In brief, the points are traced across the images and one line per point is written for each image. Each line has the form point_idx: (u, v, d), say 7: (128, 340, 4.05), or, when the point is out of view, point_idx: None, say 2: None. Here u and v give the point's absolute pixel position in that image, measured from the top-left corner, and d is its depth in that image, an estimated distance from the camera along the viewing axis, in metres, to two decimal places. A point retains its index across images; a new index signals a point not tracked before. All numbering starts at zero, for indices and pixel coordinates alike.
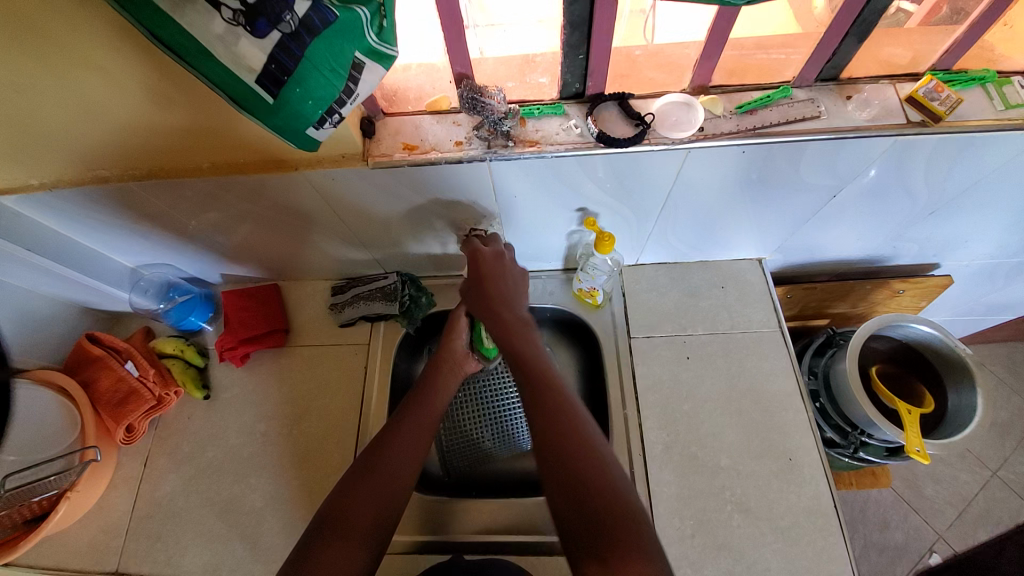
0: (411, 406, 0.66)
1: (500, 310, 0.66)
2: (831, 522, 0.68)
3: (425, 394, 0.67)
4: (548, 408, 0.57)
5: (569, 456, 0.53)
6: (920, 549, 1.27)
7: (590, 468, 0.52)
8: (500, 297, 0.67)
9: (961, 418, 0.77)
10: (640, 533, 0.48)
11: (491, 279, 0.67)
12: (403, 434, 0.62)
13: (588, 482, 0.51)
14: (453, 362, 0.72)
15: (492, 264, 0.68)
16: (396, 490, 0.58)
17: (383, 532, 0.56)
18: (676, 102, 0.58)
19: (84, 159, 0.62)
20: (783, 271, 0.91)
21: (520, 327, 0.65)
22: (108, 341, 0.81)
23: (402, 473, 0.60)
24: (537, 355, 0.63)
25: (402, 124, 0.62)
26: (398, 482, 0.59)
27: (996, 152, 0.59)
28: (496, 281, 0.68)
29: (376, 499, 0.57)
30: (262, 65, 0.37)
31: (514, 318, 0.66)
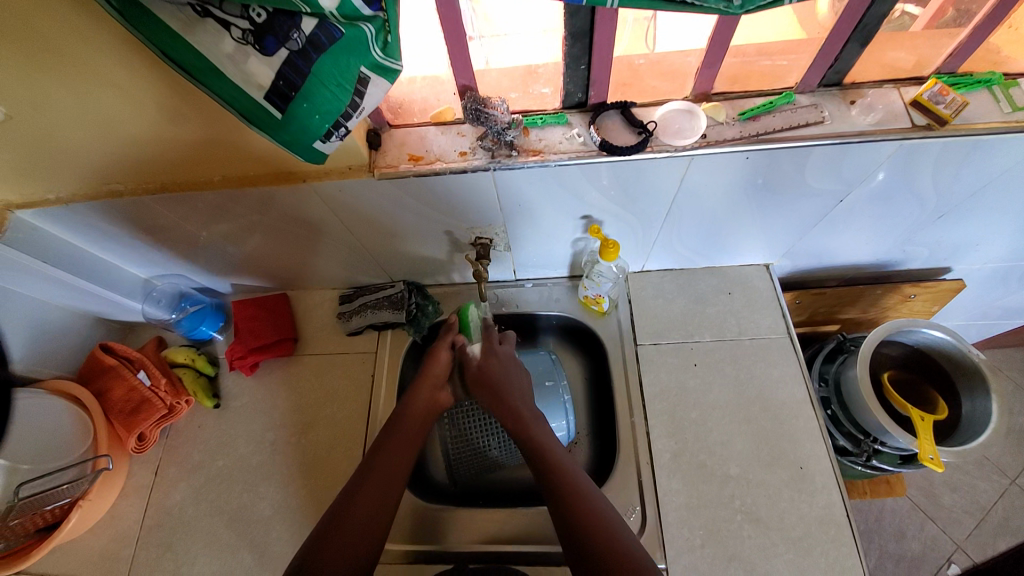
0: (399, 424, 0.67)
1: (513, 401, 0.69)
2: (844, 532, 0.67)
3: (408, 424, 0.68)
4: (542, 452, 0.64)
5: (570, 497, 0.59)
6: (938, 560, 1.24)
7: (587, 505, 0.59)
8: (510, 395, 0.70)
9: (976, 426, 0.75)
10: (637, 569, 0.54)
11: (501, 382, 0.70)
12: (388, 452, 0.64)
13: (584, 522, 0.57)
14: (431, 390, 0.71)
15: (495, 364, 0.72)
16: (385, 502, 0.61)
17: (376, 542, 0.59)
18: (678, 109, 0.59)
19: (100, 175, 0.63)
20: (790, 277, 0.91)
21: (532, 418, 0.68)
22: (121, 351, 0.83)
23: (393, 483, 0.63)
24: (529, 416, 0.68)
25: (407, 135, 0.63)
26: (389, 487, 0.62)
27: (1004, 155, 0.59)
28: (506, 373, 0.72)
29: (370, 512, 0.60)
30: (270, 82, 0.39)
31: (528, 409, 0.69)
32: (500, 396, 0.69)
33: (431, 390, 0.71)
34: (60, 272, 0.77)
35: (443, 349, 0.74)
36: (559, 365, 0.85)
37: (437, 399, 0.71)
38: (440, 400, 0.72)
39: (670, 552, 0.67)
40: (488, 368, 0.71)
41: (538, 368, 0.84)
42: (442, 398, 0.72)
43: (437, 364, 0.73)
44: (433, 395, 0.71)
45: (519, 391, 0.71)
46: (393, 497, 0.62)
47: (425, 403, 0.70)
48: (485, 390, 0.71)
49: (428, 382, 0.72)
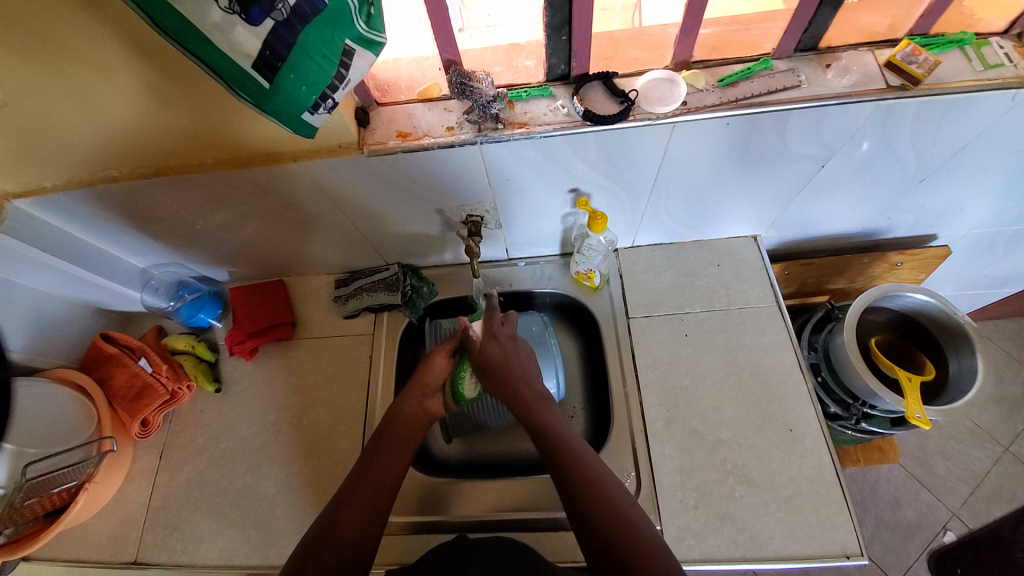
0: (389, 431, 0.68)
1: (519, 386, 0.67)
2: (834, 491, 0.69)
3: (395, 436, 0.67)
4: (544, 429, 0.64)
5: (580, 474, 0.59)
6: (934, 527, 1.27)
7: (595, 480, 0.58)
8: (512, 378, 0.68)
9: (962, 384, 0.77)
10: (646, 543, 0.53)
11: (502, 366, 0.68)
12: (379, 459, 0.65)
13: (592, 499, 0.57)
14: (420, 399, 0.70)
15: (495, 345, 0.70)
16: (376, 510, 0.62)
17: (376, 526, 0.61)
18: (659, 78, 0.60)
19: (94, 160, 0.64)
20: (779, 248, 0.92)
21: (539, 399, 0.67)
22: (121, 340, 0.84)
23: (383, 490, 0.64)
24: (535, 394, 0.67)
25: (395, 113, 0.64)
26: (380, 485, 0.64)
27: (980, 114, 0.60)
28: (509, 355, 0.70)
29: (363, 519, 0.60)
30: (257, 52, 0.39)
31: (532, 387, 0.68)
32: (501, 381, 0.68)
33: (418, 400, 0.70)
34: (61, 263, 0.78)
35: (441, 355, 0.71)
36: (550, 331, 0.85)
37: (425, 406, 0.70)
38: (431, 408, 0.70)
39: (665, 514, 0.69)
40: (488, 355, 0.69)
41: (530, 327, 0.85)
42: (430, 405, 0.70)
43: (430, 372, 0.71)
44: (420, 404, 0.70)
45: (521, 374, 0.69)
46: (383, 505, 0.63)
47: (415, 411, 0.69)
48: (487, 374, 0.69)
49: (416, 393, 0.70)
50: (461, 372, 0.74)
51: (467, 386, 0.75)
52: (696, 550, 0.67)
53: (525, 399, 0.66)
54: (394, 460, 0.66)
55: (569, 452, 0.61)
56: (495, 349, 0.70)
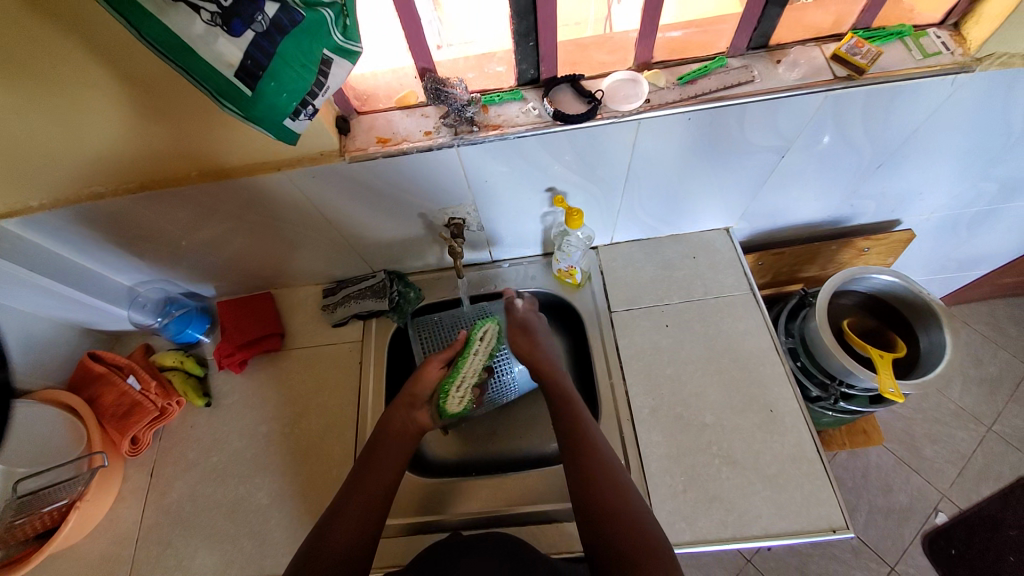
0: (384, 440, 0.70)
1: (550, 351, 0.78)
2: (816, 467, 0.71)
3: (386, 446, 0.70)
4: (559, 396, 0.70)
5: (590, 464, 0.61)
6: (925, 510, 1.29)
7: (600, 470, 0.61)
8: (548, 347, 0.78)
9: (933, 359, 0.81)
10: (642, 535, 0.55)
11: (539, 333, 0.79)
12: (374, 463, 0.68)
13: (597, 490, 0.59)
14: (408, 410, 0.73)
15: (533, 318, 0.82)
16: (372, 514, 0.63)
17: (374, 527, 0.62)
18: (622, 79, 0.64)
19: (80, 178, 0.66)
20: (752, 239, 0.96)
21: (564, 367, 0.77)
22: (109, 359, 0.84)
23: (375, 496, 0.65)
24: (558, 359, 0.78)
25: (374, 120, 0.67)
26: (371, 489, 0.65)
27: (925, 99, 0.65)
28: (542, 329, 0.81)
29: (357, 523, 0.62)
30: (239, 61, 0.41)
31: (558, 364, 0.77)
32: (537, 344, 0.77)
33: (407, 411, 0.74)
34: (43, 280, 0.78)
35: (433, 364, 0.76)
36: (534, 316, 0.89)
37: (413, 417, 0.73)
38: (418, 419, 0.73)
39: (656, 500, 0.70)
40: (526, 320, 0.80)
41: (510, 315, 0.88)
42: (418, 416, 0.73)
43: (420, 382, 0.75)
44: (409, 415, 0.73)
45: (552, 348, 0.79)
46: (380, 511, 0.64)
47: (402, 423, 0.72)
48: (526, 334, 0.78)
49: (404, 405, 0.74)
50: (451, 385, 0.76)
51: (451, 401, 0.77)
52: (687, 532, 0.68)
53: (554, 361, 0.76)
54: (391, 465, 0.68)
55: (585, 440, 0.64)
56: (532, 319, 0.81)
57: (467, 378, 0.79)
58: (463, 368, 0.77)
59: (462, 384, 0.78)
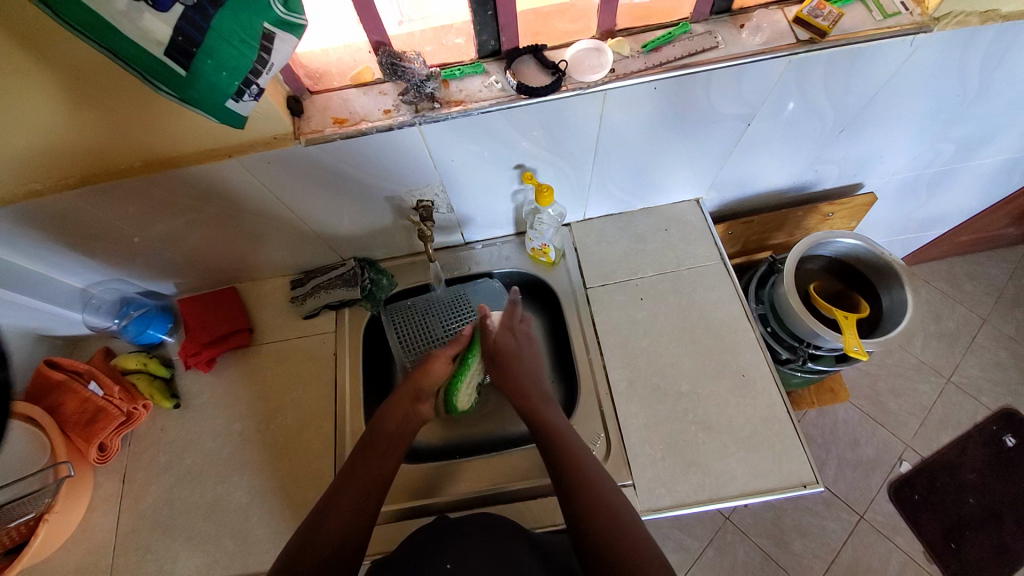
0: (379, 430, 0.69)
1: (525, 378, 0.74)
2: (786, 427, 0.73)
3: (384, 440, 0.68)
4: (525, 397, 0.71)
5: (566, 455, 0.63)
6: (891, 460, 1.36)
7: (586, 471, 0.62)
8: (519, 376, 0.74)
9: (895, 317, 0.84)
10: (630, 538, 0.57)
11: (513, 360, 0.75)
12: (374, 452, 0.67)
13: (585, 496, 0.60)
14: (411, 403, 0.72)
15: (510, 340, 0.76)
16: (366, 507, 0.62)
17: (371, 507, 0.63)
18: (586, 48, 0.62)
19: (13, 174, 0.60)
20: (721, 210, 0.97)
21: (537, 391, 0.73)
22: (68, 365, 0.80)
23: (370, 483, 0.64)
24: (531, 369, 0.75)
25: (329, 100, 0.64)
26: (374, 478, 0.65)
27: (886, 61, 0.65)
28: (518, 358, 0.75)
29: (352, 511, 0.61)
30: (168, 38, 0.38)
31: (538, 392, 0.73)
32: (512, 373, 0.74)
33: (410, 403, 0.72)
34: None
35: (443, 358, 0.73)
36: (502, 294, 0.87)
37: (417, 410, 0.72)
38: (422, 413, 0.72)
39: (636, 469, 0.72)
40: (499, 351, 0.75)
41: (484, 296, 0.86)
42: (422, 409, 0.72)
43: (430, 375, 0.73)
44: (412, 408, 0.71)
45: (529, 376, 0.74)
46: (376, 501, 0.63)
47: (404, 414, 0.71)
48: (496, 366, 0.75)
49: (407, 397, 0.72)
50: (461, 382, 0.77)
51: (461, 396, 0.79)
52: (667, 497, 0.70)
53: (526, 372, 0.74)
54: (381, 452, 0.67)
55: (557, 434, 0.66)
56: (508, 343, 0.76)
57: (474, 374, 0.79)
58: (472, 366, 0.77)
59: (470, 381, 0.79)
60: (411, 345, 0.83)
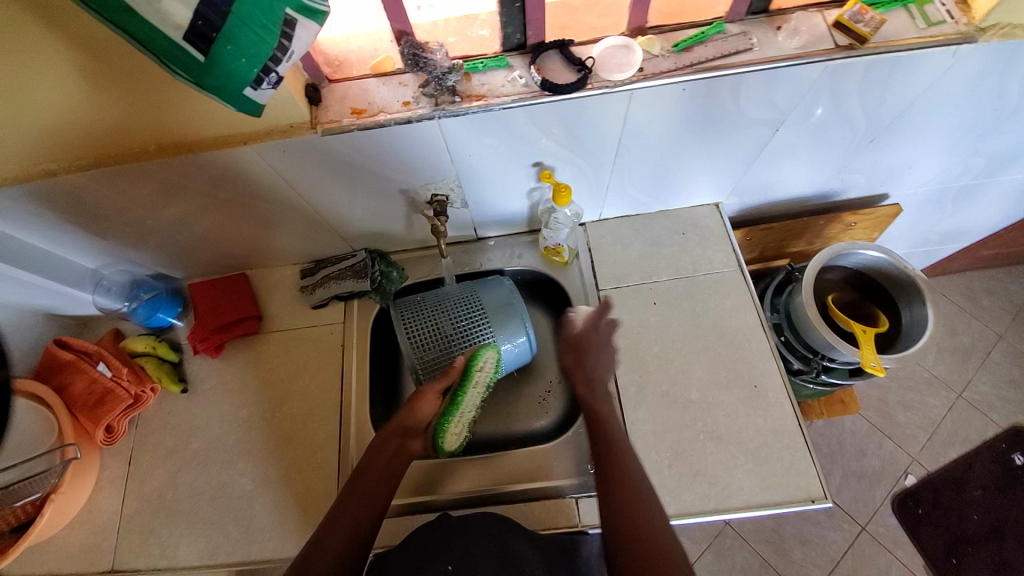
0: (371, 463, 0.67)
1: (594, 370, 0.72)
2: (796, 441, 0.72)
3: (374, 476, 0.66)
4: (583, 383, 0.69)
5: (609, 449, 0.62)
6: (896, 473, 1.35)
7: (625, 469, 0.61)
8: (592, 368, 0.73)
9: (914, 333, 0.82)
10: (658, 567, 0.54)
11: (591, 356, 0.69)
12: (366, 481, 0.66)
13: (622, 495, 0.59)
14: (400, 440, 0.69)
15: (592, 336, 0.70)
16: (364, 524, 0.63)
17: (376, 511, 0.65)
18: (615, 45, 0.60)
19: (30, 153, 0.60)
20: (740, 215, 0.94)
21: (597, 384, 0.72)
22: (78, 345, 0.80)
23: (372, 492, 0.65)
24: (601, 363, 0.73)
25: (348, 89, 0.62)
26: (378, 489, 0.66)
27: (923, 71, 0.62)
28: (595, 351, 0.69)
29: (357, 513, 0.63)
30: (188, 22, 0.37)
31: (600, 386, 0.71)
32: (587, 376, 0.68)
33: (399, 440, 0.69)
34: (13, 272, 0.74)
35: (430, 396, 0.71)
36: (516, 299, 0.82)
37: (406, 446, 0.70)
38: (411, 450, 0.70)
39: None
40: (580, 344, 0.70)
41: (497, 300, 0.81)
42: (411, 446, 0.70)
43: (416, 413, 0.70)
44: (401, 445, 0.69)
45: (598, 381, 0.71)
46: (382, 500, 0.65)
47: (394, 451, 0.68)
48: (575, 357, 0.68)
49: (396, 435, 0.69)
50: (449, 423, 0.72)
51: (449, 438, 0.73)
52: (671, 505, 0.69)
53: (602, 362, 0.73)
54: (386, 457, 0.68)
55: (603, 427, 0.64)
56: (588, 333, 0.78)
57: (464, 414, 0.74)
58: (462, 403, 0.72)
59: (460, 419, 0.74)
60: (422, 341, 0.79)
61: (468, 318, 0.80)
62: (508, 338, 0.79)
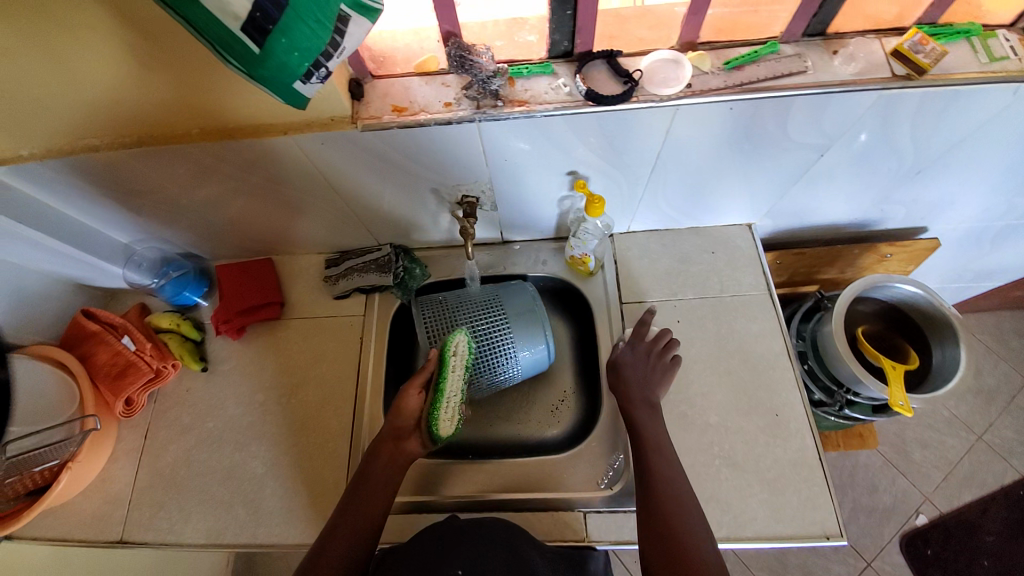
0: (375, 468, 0.67)
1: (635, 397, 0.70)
2: (816, 474, 0.70)
3: (379, 481, 0.66)
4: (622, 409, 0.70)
5: (648, 477, 0.63)
6: (907, 511, 1.31)
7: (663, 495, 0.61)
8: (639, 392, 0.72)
9: (945, 374, 0.79)
10: None
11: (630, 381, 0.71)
12: (371, 482, 0.66)
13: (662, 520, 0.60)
14: (394, 443, 0.69)
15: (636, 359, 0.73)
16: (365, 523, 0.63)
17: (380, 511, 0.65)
18: (665, 59, 0.59)
19: (76, 127, 0.61)
20: (772, 238, 0.92)
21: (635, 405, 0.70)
22: (104, 317, 0.81)
23: (380, 490, 0.66)
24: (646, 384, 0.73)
25: (390, 86, 0.62)
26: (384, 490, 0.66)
27: (981, 107, 0.60)
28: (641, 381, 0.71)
29: (365, 512, 0.64)
30: (247, 13, 0.37)
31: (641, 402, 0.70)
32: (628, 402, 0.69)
33: (394, 444, 0.69)
34: (53, 242, 0.77)
35: (412, 390, 0.71)
36: (539, 308, 0.80)
37: (401, 449, 0.68)
38: (407, 450, 0.68)
39: None
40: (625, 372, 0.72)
41: (519, 305, 0.80)
42: (407, 447, 0.69)
43: (403, 411, 0.70)
44: (397, 448, 0.68)
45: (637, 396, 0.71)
46: (388, 497, 0.66)
47: (390, 458, 0.68)
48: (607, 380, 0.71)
49: (390, 438, 0.69)
50: (438, 409, 0.69)
51: (442, 425, 0.70)
52: None
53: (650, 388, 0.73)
54: (384, 461, 0.68)
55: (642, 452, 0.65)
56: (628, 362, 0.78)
57: (454, 397, 0.71)
58: (445, 389, 0.70)
59: (450, 404, 0.71)
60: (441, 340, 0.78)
61: (492, 317, 0.79)
62: (529, 345, 0.79)
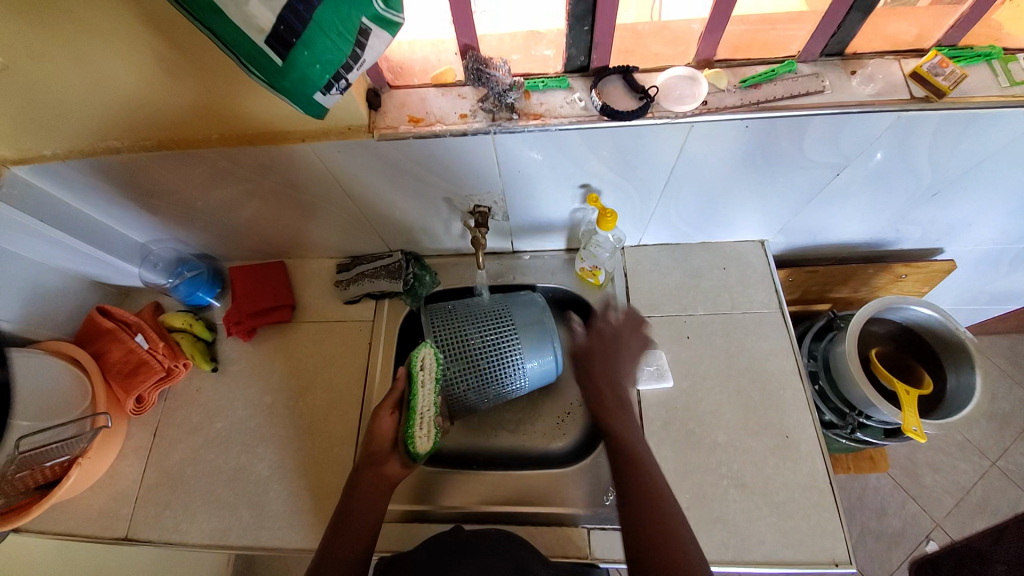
0: (378, 475, 0.67)
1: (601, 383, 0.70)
2: (826, 498, 0.69)
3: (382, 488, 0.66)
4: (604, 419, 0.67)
5: None
6: (917, 536, 1.28)
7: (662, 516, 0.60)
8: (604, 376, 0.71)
9: (960, 400, 0.78)
10: None
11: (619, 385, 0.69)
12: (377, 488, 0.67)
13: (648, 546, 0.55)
14: (371, 470, 0.67)
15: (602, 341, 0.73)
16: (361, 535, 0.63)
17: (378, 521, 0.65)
18: (681, 75, 0.59)
19: (98, 131, 0.62)
20: (784, 255, 0.92)
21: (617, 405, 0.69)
22: (119, 315, 0.82)
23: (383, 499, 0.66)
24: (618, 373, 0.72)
25: (407, 96, 0.63)
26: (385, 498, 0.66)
27: (1001, 129, 0.60)
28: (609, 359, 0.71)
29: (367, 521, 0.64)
30: (272, 26, 0.37)
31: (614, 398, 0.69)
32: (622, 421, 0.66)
33: (372, 469, 0.67)
34: (69, 241, 0.78)
35: (384, 412, 0.70)
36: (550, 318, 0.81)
37: (381, 473, 0.67)
38: (387, 475, 0.67)
39: None
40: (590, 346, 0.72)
41: (530, 317, 0.80)
42: (387, 471, 0.68)
43: (378, 435, 0.70)
44: (377, 474, 0.67)
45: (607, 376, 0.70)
46: None
47: (372, 483, 0.67)
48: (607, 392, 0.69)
49: (366, 465, 0.68)
50: (411, 426, 0.67)
51: (419, 441, 0.68)
52: None
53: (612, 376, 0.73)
54: (388, 468, 0.68)
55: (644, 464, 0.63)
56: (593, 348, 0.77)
57: (428, 412, 0.69)
58: (416, 405, 0.68)
59: (424, 419, 0.69)
60: (447, 351, 0.78)
61: (502, 330, 0.79)
62: (538, 358, 0.79)
